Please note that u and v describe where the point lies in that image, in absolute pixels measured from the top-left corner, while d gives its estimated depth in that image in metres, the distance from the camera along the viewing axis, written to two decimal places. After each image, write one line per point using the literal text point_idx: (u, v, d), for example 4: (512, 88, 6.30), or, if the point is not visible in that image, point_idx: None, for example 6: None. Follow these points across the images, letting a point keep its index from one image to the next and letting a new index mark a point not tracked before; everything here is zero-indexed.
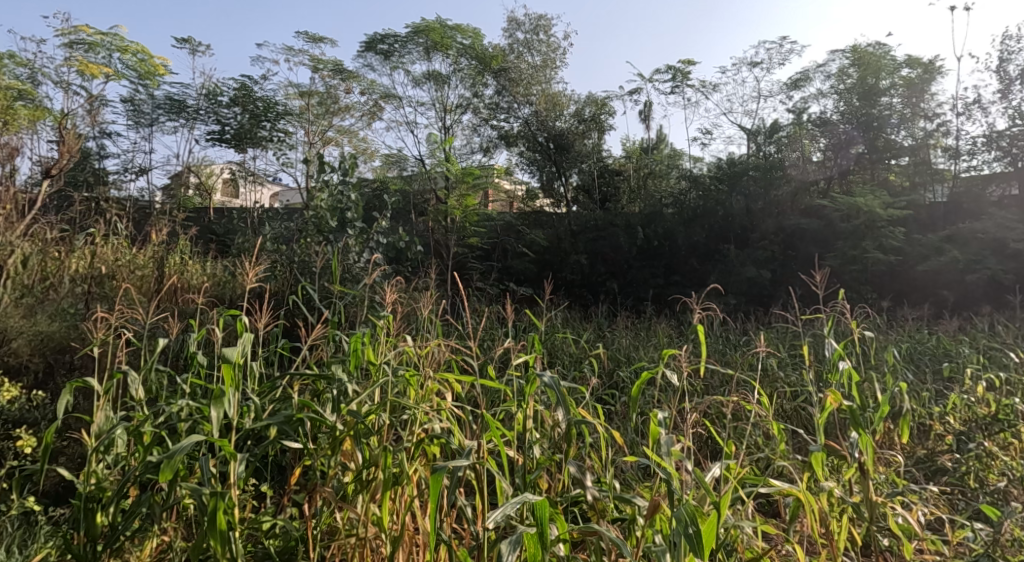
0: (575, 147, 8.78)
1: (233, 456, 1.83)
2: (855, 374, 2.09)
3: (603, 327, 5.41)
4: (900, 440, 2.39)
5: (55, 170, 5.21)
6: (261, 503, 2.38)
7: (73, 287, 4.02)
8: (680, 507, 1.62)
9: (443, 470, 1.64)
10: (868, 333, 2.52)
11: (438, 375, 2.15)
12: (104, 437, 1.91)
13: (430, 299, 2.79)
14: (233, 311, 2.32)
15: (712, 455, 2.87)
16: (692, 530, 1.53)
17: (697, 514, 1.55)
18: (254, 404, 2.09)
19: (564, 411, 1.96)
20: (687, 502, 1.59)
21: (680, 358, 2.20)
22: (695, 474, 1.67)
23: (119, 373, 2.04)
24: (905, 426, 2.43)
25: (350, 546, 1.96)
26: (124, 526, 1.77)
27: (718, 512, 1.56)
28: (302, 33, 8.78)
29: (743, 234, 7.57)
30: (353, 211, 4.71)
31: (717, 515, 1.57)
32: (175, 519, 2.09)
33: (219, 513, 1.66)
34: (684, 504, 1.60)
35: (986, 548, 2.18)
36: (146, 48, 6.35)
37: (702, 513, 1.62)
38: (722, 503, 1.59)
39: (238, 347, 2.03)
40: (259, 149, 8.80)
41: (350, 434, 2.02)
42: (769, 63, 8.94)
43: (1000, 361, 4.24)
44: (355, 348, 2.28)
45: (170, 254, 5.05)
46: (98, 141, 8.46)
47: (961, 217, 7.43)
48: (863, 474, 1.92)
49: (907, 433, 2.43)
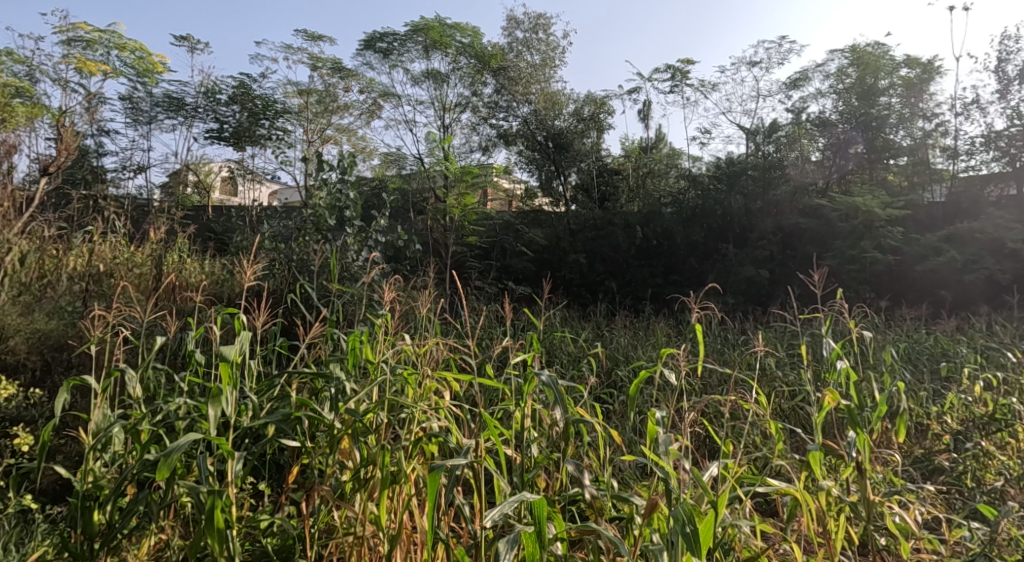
0: (574, 146, 8.77)
1: (230, 455, 1.82)
2: (854, 374, 2.09)
3: (601, 327, 5.41)
4: (898, 440, 2.39)
5: (53, 167, 5.20)
6: (259, 502, 2.38)
7: (71, 285, 4.01)
8: (677, 506, 1.62)
9: (441, 468, 1.64)
10: (867, 333, 2.52)
11: (436, 373, 2.14)
12: (101, 436, 1.91)
13: (429, 298, 2.78)
14: (231, 310, 2.31)
15: (710, 454, 2.87)
16: (689, 529, 1.54)
17: (694, 514, 1.56)
18: (252, 402, 2.10)
19: (562, 410, 1.96)
20: (684, 501, 1.59)
21: (679, 357, 2.19)
22: (693, 473, 1.68)
23: (116, 371, 2.03)
24: (903, 426, 2.43)
25: (348, 545, 1.96)
26: (122, 524, 1.77)
27: (715, 510, 1.56)
28: (302, 31, 8.85)
29: (741, 234, 7.58)
30: (353, 210, 4.72)
31: (715, 513, 1.57)
32: (173, 517, 2.09)
33: (216, 511, 1.66)
34: (681, 502, 1.60)
35: (984, 548, 2.18)
36: (144, 46, 6.34)
37: (701, 513, 1.62)
38: (720, 502, 1.59)
39: (235, 345, 2.02)
40: (258, 148, 8.77)
41: (348, 433, 2.02)
42: (768, 63, 8.95)
43: (998, 361, 4.25)
44: (353, 347, 2.28)
45: (168, 252, 5.04)
46: (96, 139, 8.45)
47: (959, 217, 7.44)
48: (861, 474, 1.92)
49: (904, 432, 2.43)
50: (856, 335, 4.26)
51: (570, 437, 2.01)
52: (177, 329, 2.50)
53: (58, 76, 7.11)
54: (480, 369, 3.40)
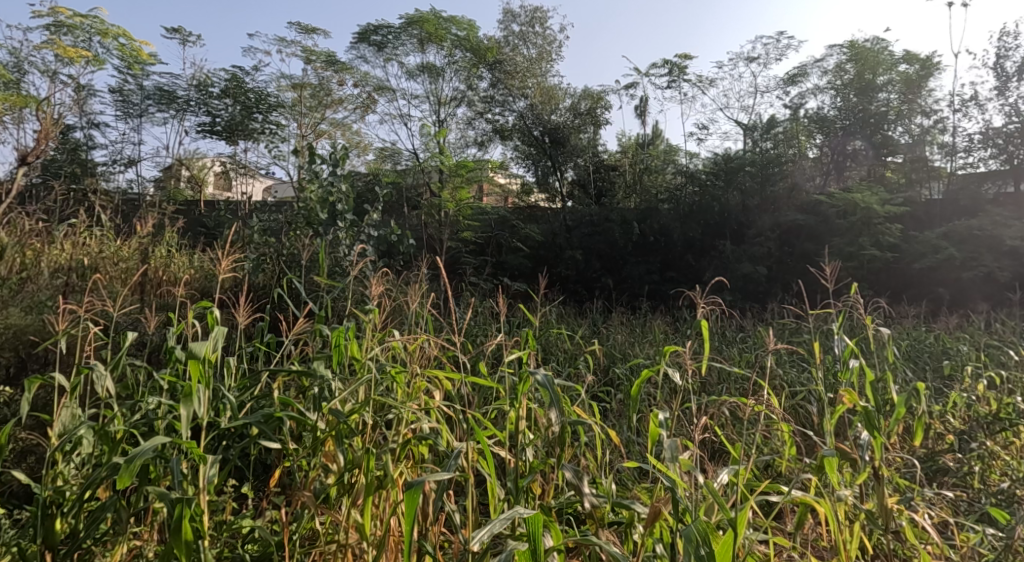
0: (570, 141, 8.64)
1: (203, 458, 1.71)
2: (869, 372, 1.98)
3: (598, 323, 5.29)
4: (915, 443, 2.32)
5: (33, 157, 5.07)
6: (242, 505, 2.25)
7: (51, 279, 3.87)
8: (690, 521, 1.50)
9: (422, 483, 1.50)
10: (883, 330, 2.36)
11: (426, 372, 2.02)
12: (67, 438, 1.79)
13: (419, 293, 2.64)
14: (205, 304, 2.19)
15: (713, 455, 2.75)
16: (703, 551, 1.40)
17: (710, 533, 1.42)
18: (230, 402, 1.98)
19: (558, 411, 1.84)
20: (696, 517, 1.45)
21: (683, 356, 2.02)
22: (704, 485, 1.55)
23: (86, 368, 1.91)
24: (921, 428, 2.34)
25: (333, 553, 1.84)
26: (88, 533, 1.66)
27: (735, 530, 1.42)
28: (295, 23, 8.71)
29: (738, 231, 7.48)
30: (343, 203, 4.54)
31: (733, 533, 1.43)
32: (147, 522, 1.97)
33: (184, 521, 1.54)
34: (695, 521, 1.47)
35: (998, 554, 2.09)
36: (128, 32, 6.02)
37: (716, 532, 1.48)
38: (739, 521, 1.44)
39: (209, 341, 1.90)
40: (251, 142, 8.58)
41: (331, 435, 1.90)
42: (765, 59, 9.04)
43: (999, 360, 4.14)
44: (338, 342, 2.16)
45: (155, 246, 4.90)
46: (85, 132, 8.29)
47: (956, 214, 7.23)
48: (876, 479, 1.81)
49: (923, 436, 2.34)
50: (871, 329, 4.27)
51: (568, 439, 1.90)
52: (153, 325, 2.36)
53: (46, 67, 7.02)
54: (475, 367, 3.30)
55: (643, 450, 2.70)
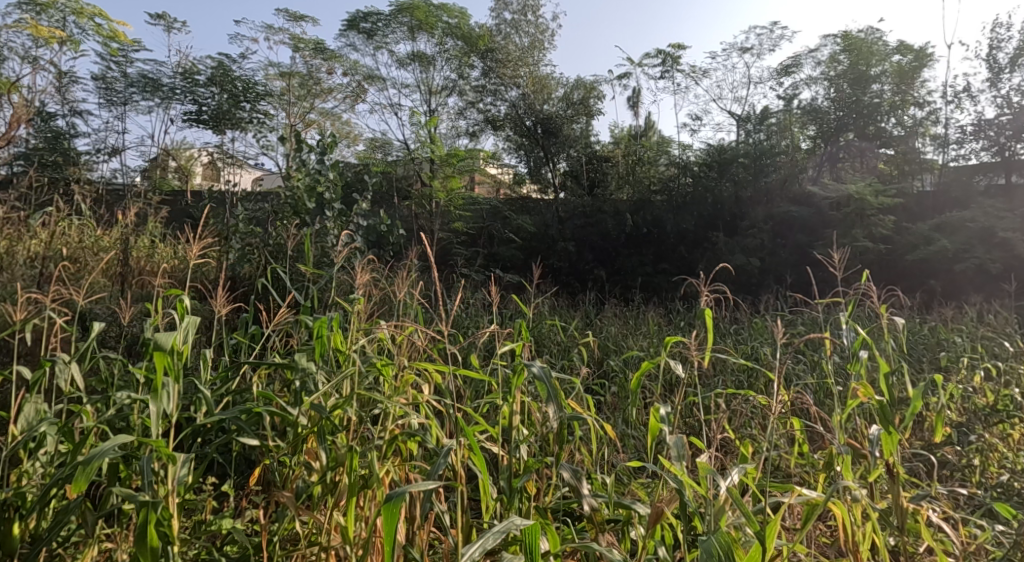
0: (563, 131, 8.55)
1: (171, 458, 1.58)
2: (884, 363, 1.86)
3: (590, 315, 5.19)
4: (931, 439, 2.15)
5: (4, 142, 4.88)
6: (223, 503, 2.14)
7: (26, 269, 3.72)
8: (708, 530, 1.40)
9: (404, 494, 1.37)
10: (897, 321, 2.19)
11: (414, 364, 1.91)
12: (26, 436, 1.66)
13: (407, 280, 2.51)
14: (177, 292, 2.04)
15: (723, 449, 2.67)
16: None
17: (732, 546, 1.32)
18: (205, 396, 1.85)
19: (558, 405, 1.71)
20: (717, 529, 1.34)
21: (687, 345, 1.87)
22: (724, 491, 1.44)
23: (47, 360, 1.77)
24: (938, 423, 2.18)
25: (315, 556, 1.74)
26: (47, 537, 1.53)
27: (759, 542, 1.33)
28: (283, 11, 8.57)
29: (732, 222, 7.36)
30: (331, 192, 4.37)
31: (758, 544, 1.33)
32: (117, 523, 1.84)
33: (150, 526, 1.42)
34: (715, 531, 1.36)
35: (1007, 551, 1.98)
36: (103, 11, 5.83)
37: (736, 541, 1.37)
38: (764, 531, 1.33)
39: (177, 329, 1.75)
40: (239, 131, 8.21)
41: (313, 431, 1.79)
42: (760, 48, 8.86)
43: (994, 351, 4.08)
44: (321, 334, 2.02)
45: (138, 236, 4.74)
46: (68, 120, 8.07)
47: (948, 206, 7.17)
48: (890, 476, 1.71)
49: (940, 432, 2.19)
50: (873, 319, 4.20)
51: (564, 439, 1.78)
52: (127, 315, 2.21)
53: (25, 53, 6.82)
54: (467, 359, 3.22)
55: (641, 446, 2.60)
